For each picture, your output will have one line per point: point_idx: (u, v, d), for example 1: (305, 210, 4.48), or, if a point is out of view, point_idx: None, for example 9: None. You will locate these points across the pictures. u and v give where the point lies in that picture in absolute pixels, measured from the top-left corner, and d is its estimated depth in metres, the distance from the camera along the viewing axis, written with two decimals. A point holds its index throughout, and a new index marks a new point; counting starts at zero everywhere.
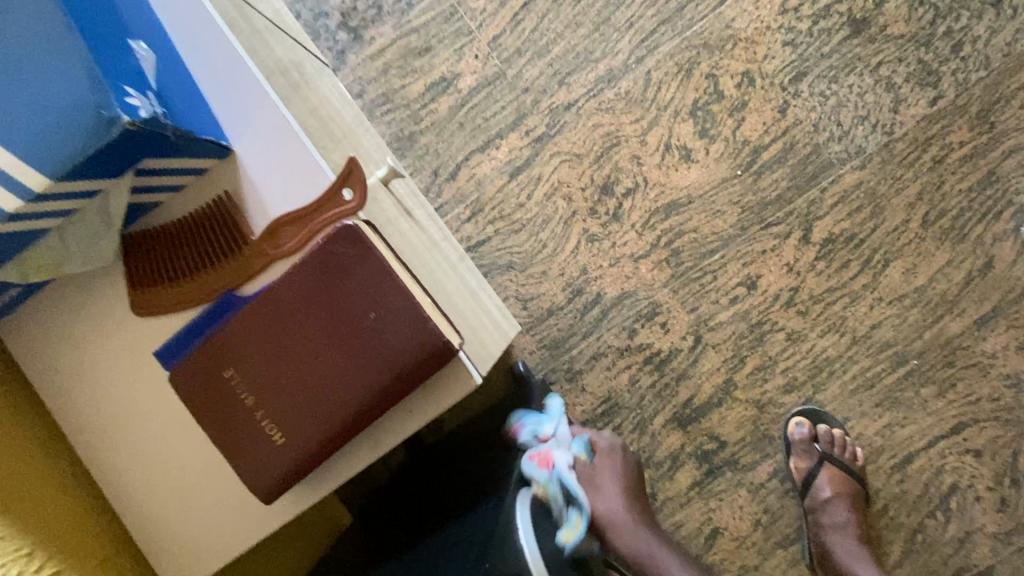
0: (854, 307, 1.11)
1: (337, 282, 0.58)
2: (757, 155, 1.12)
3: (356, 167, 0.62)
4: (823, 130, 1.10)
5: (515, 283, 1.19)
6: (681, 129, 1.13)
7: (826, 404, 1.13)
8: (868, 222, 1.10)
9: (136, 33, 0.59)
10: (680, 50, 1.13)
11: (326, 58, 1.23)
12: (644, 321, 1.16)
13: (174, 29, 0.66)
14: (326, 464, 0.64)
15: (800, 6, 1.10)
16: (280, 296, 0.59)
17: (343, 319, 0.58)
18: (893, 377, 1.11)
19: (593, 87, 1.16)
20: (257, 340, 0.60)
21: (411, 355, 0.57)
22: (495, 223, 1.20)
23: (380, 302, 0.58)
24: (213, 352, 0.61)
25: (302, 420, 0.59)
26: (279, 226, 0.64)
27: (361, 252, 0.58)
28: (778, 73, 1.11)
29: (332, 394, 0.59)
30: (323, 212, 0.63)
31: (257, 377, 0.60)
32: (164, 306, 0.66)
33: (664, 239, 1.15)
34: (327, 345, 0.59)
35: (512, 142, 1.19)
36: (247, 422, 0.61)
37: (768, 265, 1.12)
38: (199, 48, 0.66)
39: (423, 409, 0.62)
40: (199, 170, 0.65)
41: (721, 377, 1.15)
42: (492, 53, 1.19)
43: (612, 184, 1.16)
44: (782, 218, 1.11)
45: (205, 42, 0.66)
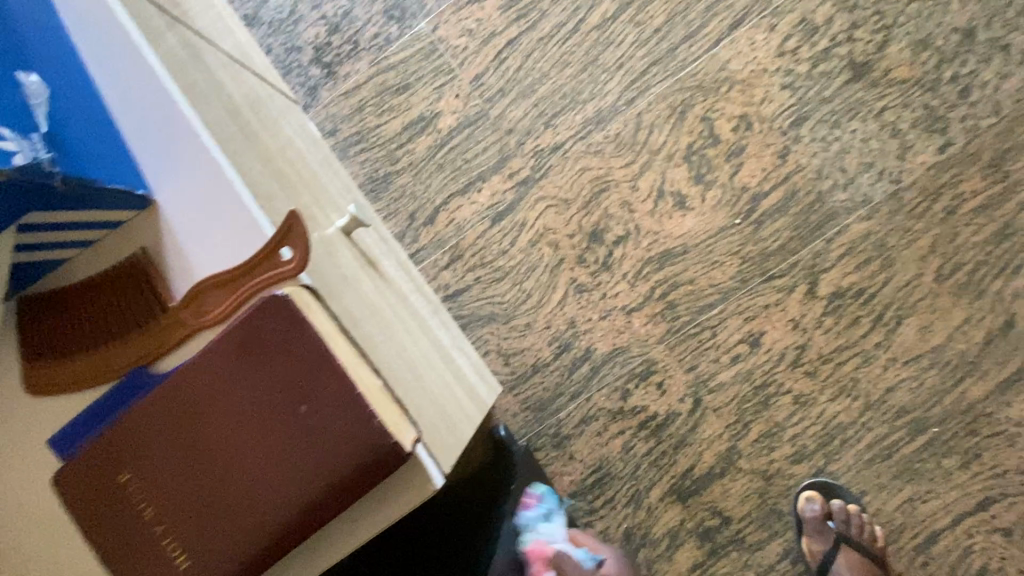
0: (866, 367, 1.01)
1: (260, 365, 0.48)
2: (757, 203, 1.04)
3: (296, 223, 0.53)
4: (827, 177, 1.03)
5: (497, 336, 1.09)
6: (675, 173, 1.06)
7: (839, 476, 1.02)
8: (878, 275, 1.01)
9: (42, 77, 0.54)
10: (673, 92, 1.06)
11: (298, 95, 1.16)
12: (638, 381, 1.06)
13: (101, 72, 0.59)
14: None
15: (798, 48, 1.05)
16: (190, 380, 0.48)
17: (267, 411, 0.47)
18: (913, 446, 1.00)
19: (581, 129, 1.08)
20: (159, 436, 0.49)
21: (350, 459, 0.46)
22: (475, 271, 1.10)
23: (314, 392, 0.47)
24: (106, 448, 0.50)
25: (214, 537, 0.48)
26: (201, 289, 0.54)
27: (291, 329, 0.47)
28: (776, 117, 1.04)
29: (251, 507, 0.47)
30: (256, 274, 0.53)
31: (162, 480, 0.49)
32: (65, 384, 0.55)
33: (658, 291, 1.06)
34: (246, 443, 0.48)
35: (495, 185, 1.11)
36: (144, 539, 0.49)
37: (771, 320, 1.03)
38: (120, 78, 0.59)
39: (372, 518, 0.52)
40: (113, 223, 0.57)
41: (723, 444, 1.04)
42: (474, 92, 1.12)
43: (602, 231, 1.07)
44: (785, 269, 1.03)
45: (129, 71, 0.59)
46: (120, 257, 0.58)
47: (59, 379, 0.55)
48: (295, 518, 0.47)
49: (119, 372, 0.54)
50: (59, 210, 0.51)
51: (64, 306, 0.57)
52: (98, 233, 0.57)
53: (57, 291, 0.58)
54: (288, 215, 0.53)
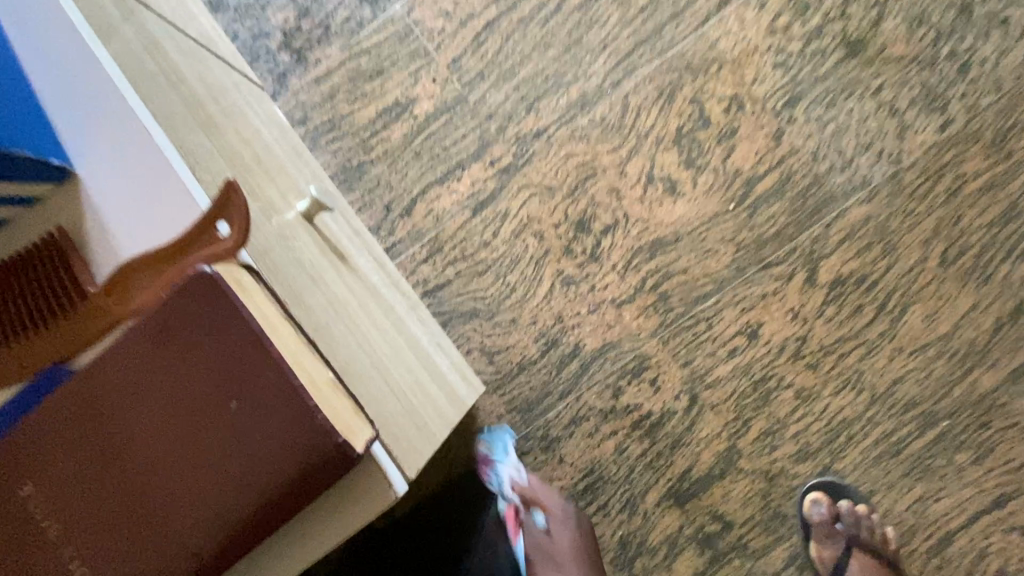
0: (871, 358, 0.96)
1: (186, 356, 0.41)
2: (752, 187, 0.98)
3: (235, 194, 0.46)
4: (824, 159, 0.98)
5: (480, 334, 1.03)
6: (665, 158, 1.00)
7: (846, 474, 0.95)
8: (880, 261, 0.96)
9: None
10: (660, 72, 1.01)
11: (266, 83, 1.10)
12: (630, 378, 0.99)
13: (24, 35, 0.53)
14: None
15: (790, 26, 1.00)
16: (105, 374, 0.42)
17: (194, 408, 0.41)
18: (922, 441, 0.94)
19: (565, 113, 1.03)
20: (70, 440, 0.42)
21: (290, 465, 0.40)
22: (456, 264, 1.04)
23: (246, 386, 0.40)
24: (8, 456, 0.42)
25: (133, 559, 0.41)
26: (124, 273, 0.47)
27: (221, 314, 0.41)
28: (769, 97, 0.99)
29: (175, 521, 0.41)
30: (189, 252, 0.46)
31: (73, 492, 0.42)
32: None
33: (649, 281, 1.00)
34: (170, 446, 0.41)
35: (475, 173, 1.05)
36: (48, 564, 0.41)
37: (770, 311, 0.97)
38: (43, 34, 0.53)
39: (325, 528, 0.46)
40: (29, 200, 0.51)
41: (722, 444, 0.97)
42: (451, 76, 1.06)
43: (589, 220, 1.01)
44: (783, 256, 0.97)
45: (51, 30, 0.53)
46: (39, 238, 0.51)
47: None
48: (228, 534, 0.41)
49: (30, 368, 0.47)
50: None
51: None
52: (9, 211, 0.51)
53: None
54: (226, 183, 0.47)
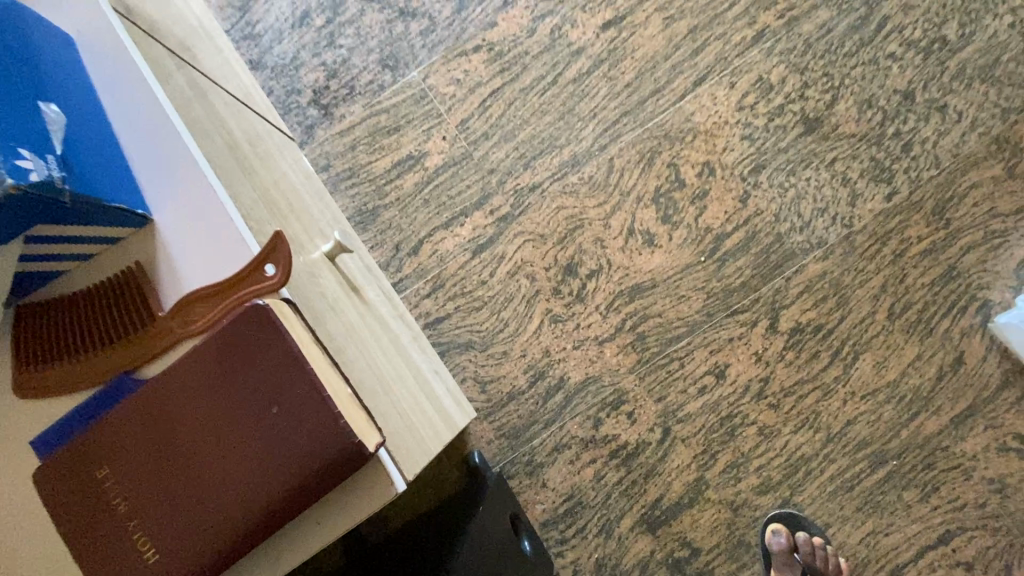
0: (827, 401, 1.06)
1: (236, 368, 0.53)
2: (721, 242, 1.11)
3: (281, 243, 0.58)
4: (785, 220, 1.11)
5: (475, 363, 1.14)
6: (644, 214, 1.13)
7: (804, 507, 1.04)
8: (835, 312, 1.08)
9: (53, 96, 0.58)
10: (642, 139, 1.15)
11: (295, 133, 1.24)
12: (609, 410, 1.09)
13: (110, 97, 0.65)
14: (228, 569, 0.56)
15: (755, 104, 1.15)
16: (177, 380, 0.53)
17: (240, 414, 0.52)
18: (873, 479, 1.04)
19: (558, 171, 1.16)
20: (136, 437, 0.53)
21: (315, 460, 0.51)
22: (455, 299, 1.16)
23: (284, 395, 0.52)
24: (88, 442, 0.54)
25: (184, 532, 0.52)
26: (188, 300, 0.59)
27: (268, 336, 0.52)
28: (737, 164, 1.13)
29: (219, 507, 0.51)
30: (240, 288, 0.58)
31: (138, 474, 0.53)
32: (50, 389, 0.59)
33: (629, 322, 1.11)
34: (217, 442, 0.52)
35: (477, 220, 1.17)
36: (119, 530, 0.53)
37: (736, 353, 1.08)
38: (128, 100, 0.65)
39: (335, 518, 0.55)
40: (113, 239, 0.62)
41: (692, 475, 1.07)
42: (459, 135, 1.20)
43: (576, 265, 1.13)
44: (748, 305, 1.09)
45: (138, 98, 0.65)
46: (117, 270, 0.62)
47: (45, 385, 0.59)
48: (259, 514, 0.51)
49: (106, 376, 0.59)
50: (57, 227, 0.55)
51: (48, 320, 0.61)
52: (72, 262, 0.62)
53: (40, 306, 0.62)
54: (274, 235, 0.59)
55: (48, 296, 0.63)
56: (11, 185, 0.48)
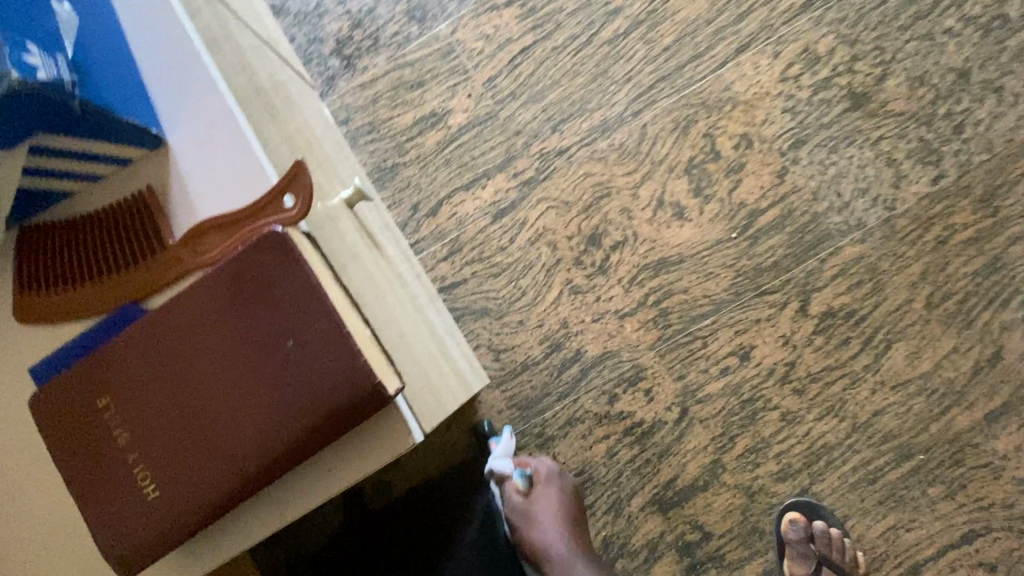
0: (854, 389, 1.01)
1: (251, 298, 0.49)
2: (754, 219, 1.06)
3: (303, 172, 0.54)
4: (823, 199, 1.05)
5: (489, 331, 1.10)
6: (675, 185, 1.08)
7: (823, 497, 1.01)
8: (869, 298, 1.03)
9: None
10: (678, 107, 1.10)
11: (316, 83, 1.19)
12: (626, 386, 1.06)
13: (127, 9, 0.60)
14: (231, 514, 0.53)
15: (800, 75, 1.09)
16: (187, 308, 0.50)
17: (252, 346, 0.49)
18: (898, 473, 1.00)
19: (587, 135, 1.11)
20: (141, 365, 0.50)
21: (331, 399, 0.47)
22: (473, 264, 1.12)
23: (301, 328, 0.48)
24: (91, 368, 0.51)
25: (188, 468, 0.49)
26: (202, 230, 0.55)
27: (286, 265, 0.48)
28: (776, 138, 1.07)
29: (227, 444, 0.48)
30: (257, 218, 0.55)
31: (142, 404, 0.50)
32: (53, 314, 0.56)
33: (652, 297, 1.06)
34: (227, 376, 0.49)
35: (499, 183, 1.13)
36: (119, 462, 0.50)
37: (762, 335, 1.04)
38: (146, 13, 0.60)
39: (346, 467, 0.52)
40: (123, 159, 0.58)
41: (708, 457, 1.03)
42: (486, 93, 1.15)
43: (600, 235, 1.09)
44: (778, 286, 1.04)
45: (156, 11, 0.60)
46: (127, 194, 0.59)
47: (48, 309, 0.56)
48: (267, 456, 0.48)
49: (110, 305, 0.55)
50: (62, 137, 0.51)
51: (51, 243, 0.58)
52: (75, 182, 0.58)
53: (41, 227, 0.58)
54: (295, 164, 0.55)
55: (51, 216, 0.59)
56: (17, 80, 0.43)
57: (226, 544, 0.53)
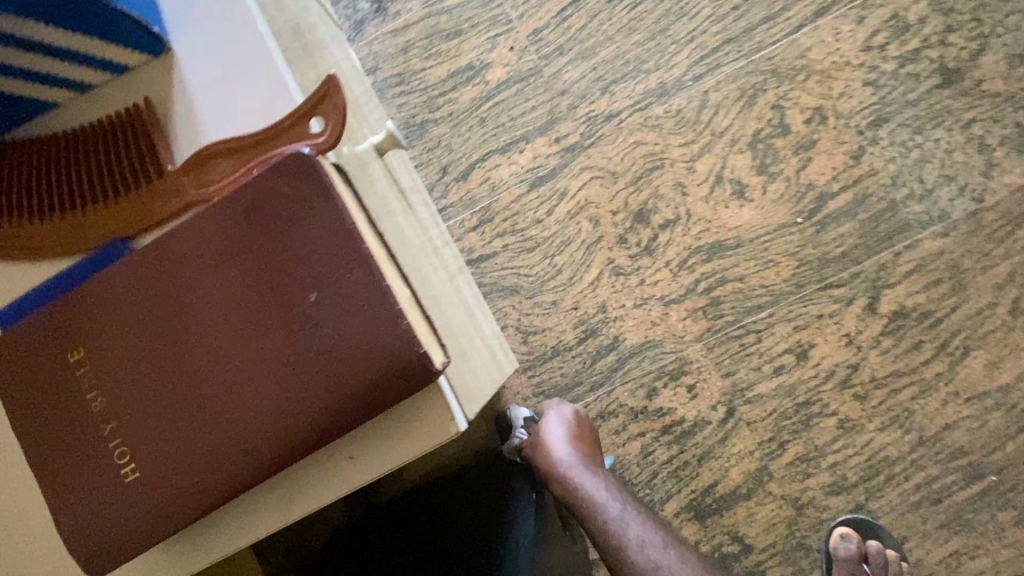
0: (923, 399, 0.91)
1: (265, 238, 0.39)
2: (824, 203, 0.95)
3: (335, 90, 0.44)
4: (903, 185, 0.94)
5: (519, 311, 1.00)
6: (737, 160, 0.97)
7: (880, 515, 0.91)
8: (947, 299, 0.92)
9: None
10: (745, 73, 0.98)
11: (342, 27, 1.08)
12: (667, 380, 0.96)
13: None
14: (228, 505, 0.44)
15: (886, 45, 0.97)
16: (186, 245, 0.40)
17: (264, 297, 0.38)
18: (966, 494, 0.90)
19: (641, 99, 1.00)
20: (124, 312, 0.40)
21: (361, 371, 0.37)
22: (504, 236, 1.02)
23: (328, 279, 0.38)
24: (64, 314, 0.41)
25: (177, 446, 0.39)
26: (206, 154, 0.45)
27: (313, 197, 0.38)
28: (854, 114, 0.96)
29: (226, 419, 0.39)
30: (277, 144, 0.44)
31: (123, 361, 0.40)
32: (22, 247, 0.46)
33: (703, 284, 0.96)
34: (232, 332, 0.39)
35: (539, 147, 1.02)
36: (91, 431, 0.40)
37: (824, 332, 0.93)
38: None
39: (371, 457, 0.42)
40: (118, 68, 0.49)
41: (753, 463, 0.94)
42: (530, 47, 1.04)
43: (648, 212, 0.98)
44: (845, 280, 0.93)
45: None
46: (121, 109, 0.49)
47: (16, 243, 0.46)
48: (276, 437, 0.38)
49: (92, 241, 0.45)
50: (33, 21, 0.42)
51: (26, 163, 0.48)
52: (62, 93, 0.49)
53: (19, 145, 0.49)
54: (327, 78, 0.44)
55: (31, 133, 0.50)
56: None
57: (218, 540, 0.43)
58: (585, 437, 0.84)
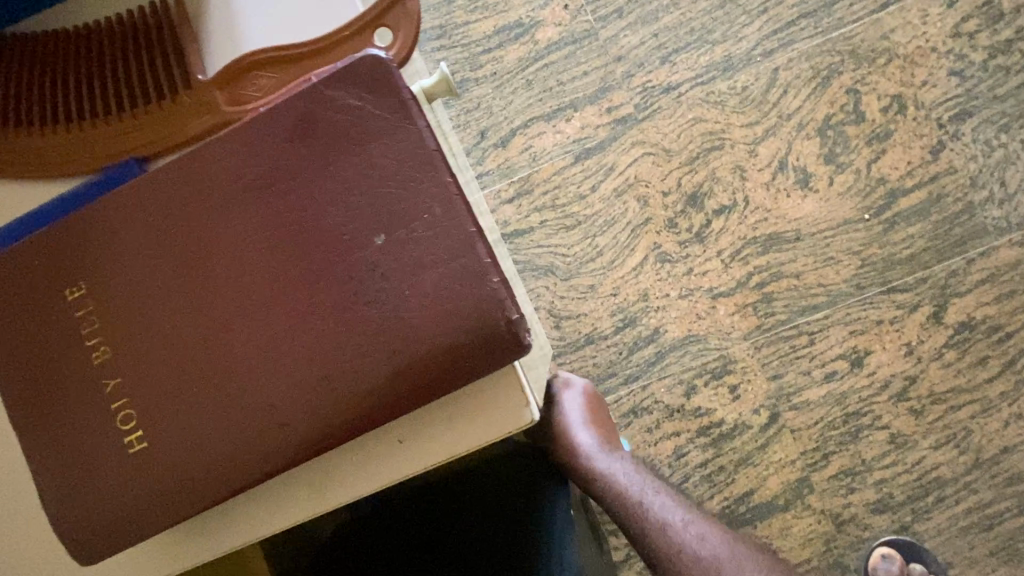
0: (983, 419, 0.85)
1: (323, 164, 0.31)
2: (894, 200, 0.87)
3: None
4: (982, 187, 0.86)
5: (552, 292, 0.92)
6: (803, 146, 0.89)
7: (925, 538, 0.85)
8: (1018, 313, 0.85)
9: None
10: (820, 52, 0.90)
11: None
12: (709, 379, 0.89)
13: None
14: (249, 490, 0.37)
15: (977, 33, 0.88)
16: (219, 165, 0.32)
17: (319, 237, 0.31)
18: (1020, 522, 0.84)
19: (703, 73, 0.91)
20: (139, 243, 0.33)
21: (435, 337, 0.30)
22: (543, 211, 0.93)
23: (400, 221, 0.31)
24: (62, 242, 0.33)
25: (195, 413, 0.32)
26: (245, 64, 0.37)
27: (387, 116, 0.31)
28: (935, 105, 0.88)
29: (259, 384, 0.31)
30: (332, 58, 0.36)
31: (135, 304, 0.33)
32: (17, 160, 0.38)
33: (755, 278, 0.89)
34: (274, 278, 0.32)
35: (588, 117, 0.93)
36: (89, 388, 0.33)
37: (882, 339, 0.86)
38: None
39: (424, 443, 0.35)
40: None
41: (794, 473, 0.87)
42: (586, 7, 0.95)
43: (703, 196, 0.90)
44: (911, 284, 0.86)
45: None
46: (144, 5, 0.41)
47: (11, 155, 0.38)
48: (320, 411, 0.31)
49: (101, 162, 0.38)
50: None
51: (27, 64, 0.40)
52: None
53: (17, 39, 0.41)
54: None
55: (32, 28, 0.42)
56: None
57: (234, 530, 0.37)
58: (601, 417, 0.75)
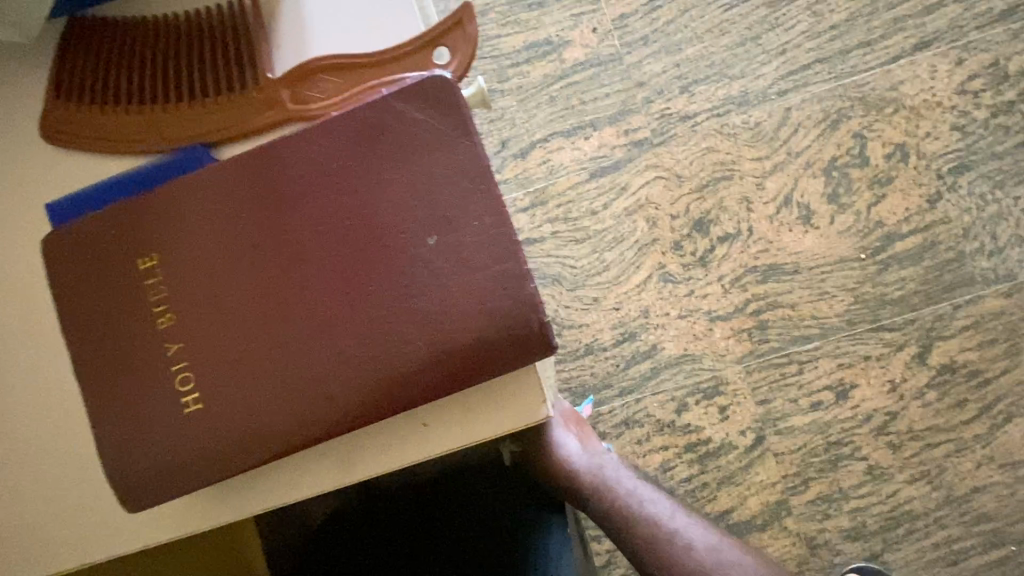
0: (958, 458, 0.89)
1: (388, 168, 0.35)
2: (890, 243, 0.92)
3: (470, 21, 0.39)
4: (973, 238, 0.91)
5: (557, 301, 0.96)
6: (809, 184, 0.93)
7: (892, 568, 0.88)
8: (998, 361, 0.89)
9: None
10: (832, 96, 0.94)
11: None
12: (700, 397, 0.92)
13: None
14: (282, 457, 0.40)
15: (981, 92, 0.93)
16: (294, 161, 0.36)
17: (378, 232, 0.35)
18: (984, 560, 0.88)
19: (720, 105, 0.96)
20: (213, 222, 0.36)
21: (474, 328, 0.34)
22: (555, 223, 0.97)
23: (453, 225, 0.35)
24: (140, 216, 0.37)
25: (249, 380, 0.35)
26: (314, 67, 0.40)
27: (449, 131, 0.35)
28: (936, 157, 0.93)
29: (311, 357, 0.35)
30: (394, 69, 0.40)
31: (202, 277, 0.36)
32: (94, 136, 0.41)
33: (753, 305, 0.92)
34: (334, 264, 0.36)
35: (606, 137, 0.97)
36: (153, 349, 0.36)
37: (868, 374, 0.90)
38: None
39: (448, 426, 0.39)
40: None
41: (773, 495, 0.91)
42: (613, 32, 0.99)
43: (709, 222, 0.94)
44: (900, 324, 0.90)
45: None
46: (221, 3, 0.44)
47: (88, 131, 0.41)
48: (364, 387, 0.35)
49: (170, 144, 0.41)
50: None
51: (108, 48, 0.43)
52: None
53: (100, 23, 0.44)
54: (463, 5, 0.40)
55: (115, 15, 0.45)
56: None
57: (265, 492, 0.40)
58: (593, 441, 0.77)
